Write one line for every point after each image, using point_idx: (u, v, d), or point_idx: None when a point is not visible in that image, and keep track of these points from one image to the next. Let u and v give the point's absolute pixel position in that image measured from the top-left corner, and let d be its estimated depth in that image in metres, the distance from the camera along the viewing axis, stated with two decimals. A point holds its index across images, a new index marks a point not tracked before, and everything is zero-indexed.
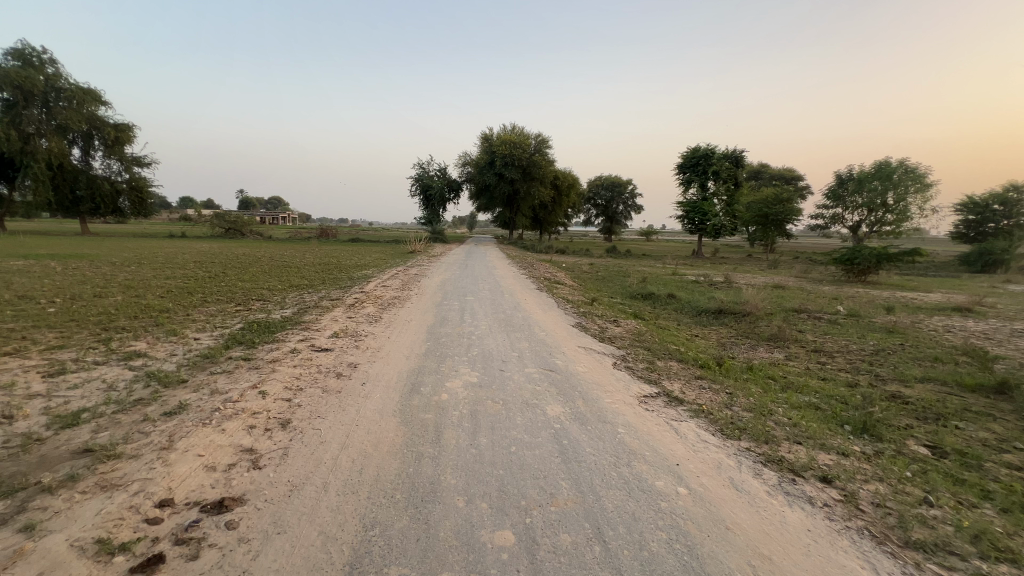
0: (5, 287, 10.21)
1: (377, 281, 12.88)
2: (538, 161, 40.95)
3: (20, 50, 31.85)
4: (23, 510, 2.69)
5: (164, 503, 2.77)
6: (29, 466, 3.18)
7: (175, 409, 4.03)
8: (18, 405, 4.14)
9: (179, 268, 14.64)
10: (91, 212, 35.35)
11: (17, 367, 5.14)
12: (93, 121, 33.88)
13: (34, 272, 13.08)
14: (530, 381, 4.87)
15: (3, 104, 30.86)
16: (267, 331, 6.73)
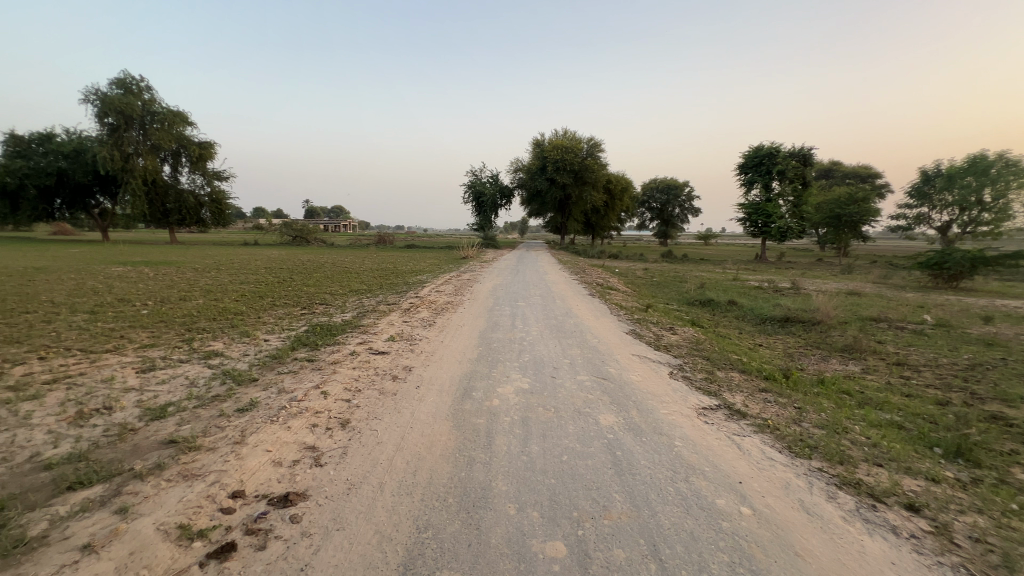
0: (108, 291, 11.47)
1: (431, 286, 13.23)
2: (591, 165, 40.62)
3: (122, 79, 35.72)
4: (118, 493, 2.97)
5: (236, 494, 2.97)
6: (123, 453, 3.52)
7: (247, 406, 4.32)
8: (116, 397, 4.61)
9: (253, 274, 15.81)
10: (178, 222, 38.96)
11: (117, 362, 5.74)
12: (181, 141, 37.33)
13: (131, 277, 14.59)
14: (582, 389, 4.79)
15: (109, 128, 34.77)
16: (329, 334, 7.08)
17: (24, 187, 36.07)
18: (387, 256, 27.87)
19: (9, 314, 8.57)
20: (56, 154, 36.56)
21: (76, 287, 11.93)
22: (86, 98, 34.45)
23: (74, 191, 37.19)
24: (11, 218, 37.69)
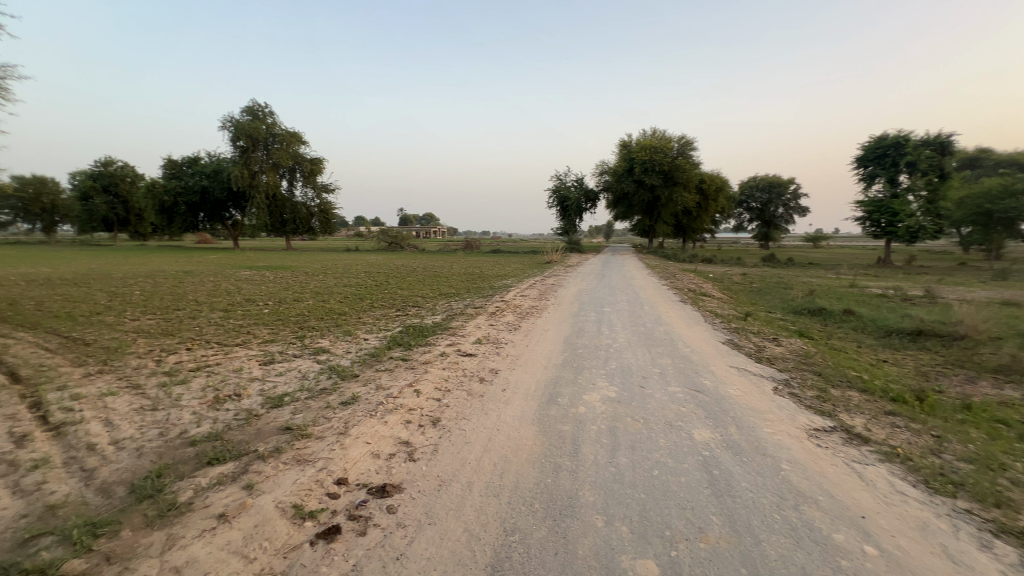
0: (239, 292, 13.16)
1: (516, 291, 13.43)
2: (681, 164, 38.79)
3: (252, 107, 40.92)
4: (246, 470, 3.38)
5: (340, 481, 3.22)
6: (250, 436, 4.00)
7: (350, 400, 4.68)
8: (244, 386, 5.27)
9: (354, 278, 17.24)
10: (293, 231, 43.66)
11: (245, 355, 6.55)
12: (297, 158, 41.82)
13: (257, 280, 16.64)
14: (673, 401, 4.55)
15: (241, 150, 40.01)
16: (421, 335, 7.47)
17: (177, 204, 42.73)
18: (473, 262, 28.85)
19: (166, 310, 10.18)
20: (201, 175, 42.86)
21: (214, 289, 13.86)
22: (224, 126, 39.98)
23: (213, 206, 43.26)
24: (168, 230, 44.83)
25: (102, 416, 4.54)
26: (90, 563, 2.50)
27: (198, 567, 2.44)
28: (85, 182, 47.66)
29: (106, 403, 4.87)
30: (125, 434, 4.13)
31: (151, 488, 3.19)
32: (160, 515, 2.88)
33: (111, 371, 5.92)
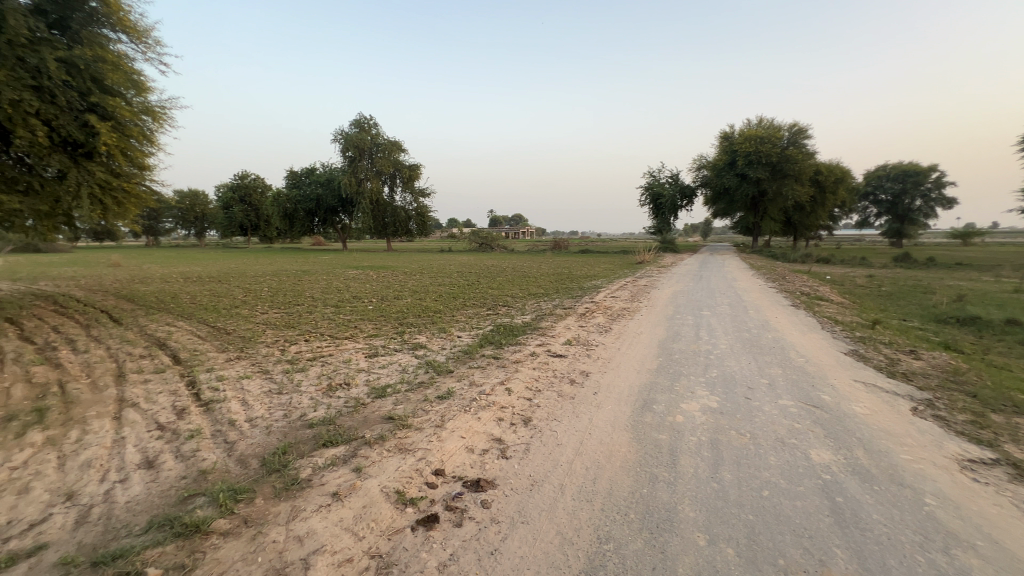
0: (348, 290, 14.44)
1: (606, 291, 13.13)
2: (792, 155, 35.28)
3: (359, 120, 44.67)
4: (355, 454, 3.68)
5: (438, 471, 3.37)
6: (358, 422, 4.35)
7: (446, 394, 4.90)
8: (353, 376, 5.75)
9: (448, 277, 18.07)
10: (393, 234, 46.86)
11: (353, 347, 7.16)
12: (397, 165, 44.78)
13: (363, 278, 18.16)
14: (785, 416, 4.14)
15: (350, 160, 43.87)
16: (512, 334, 7.61)
17: (297, 211, 48.00)
18: (562, 262, 28.69)
19: (288, 305, 11.47)
20: (317, 184, 47.74)
21: (327, 287, 15.34)
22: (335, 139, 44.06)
23: (326, 212, 47.93)
24: (289, 235, 50.53)
25: (239, 396, 5.24)
26: (232, 524, 2.88)
27: (316, 538, 2.70)
28: (227, 194, 55.42)
29: (242, 385, 5.60)
30: (257, 413, 4.73)
31: (278, 463, 3.60)
32: (285, 488, 3.24)
33: (247, 357, 6.82)
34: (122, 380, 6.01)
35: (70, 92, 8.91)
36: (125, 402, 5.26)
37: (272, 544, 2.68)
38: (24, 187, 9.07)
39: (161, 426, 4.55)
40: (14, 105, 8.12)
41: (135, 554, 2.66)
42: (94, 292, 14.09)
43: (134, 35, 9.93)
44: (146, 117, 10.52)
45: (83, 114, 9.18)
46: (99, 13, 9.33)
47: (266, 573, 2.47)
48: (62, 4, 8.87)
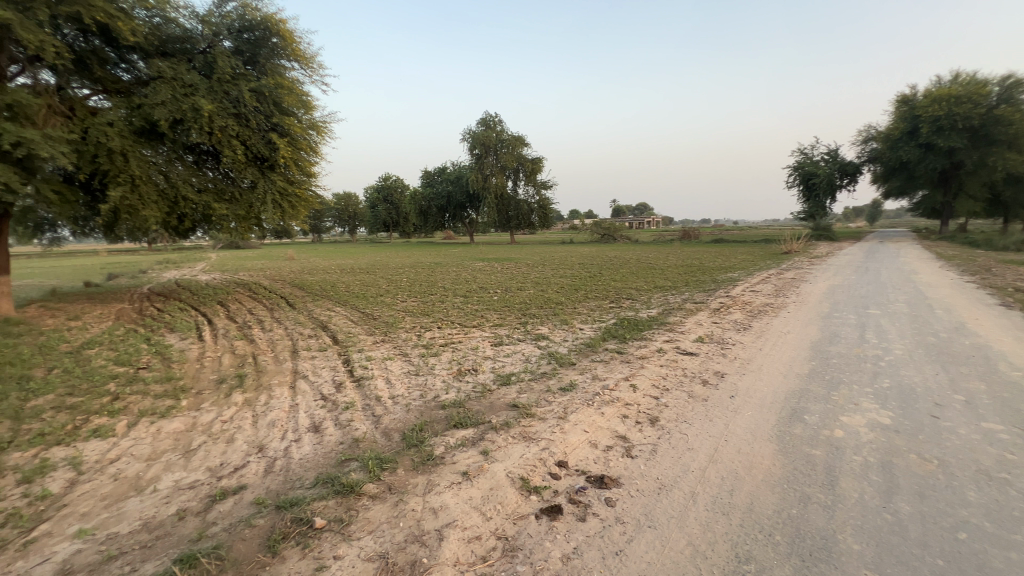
0: (476, 281, 15.26)
1: (744, 285, 11.91)
2: (1003, 115, 28.06)
3: (485, 118, 46.74)
4: (482, 438, 3.87)
5: (561, 463, 3.38)
6: (484, 407, 4.57)
7: (568, 386, 4.89)
8: (480, 363, 6.07)
9: (571, 269, 18.01)
10: (516, 227, 48.22)
11: (480, 335, 7.56)
12: (520, 159, 45.78)
13: (489, 270, 19.05)
14: (992, 442, 3.31)
15: (477, 157, 46.19)
16: (636, 328, 7.32)
17: (430, 207, 52.05)
18: (692, 253, 26.77)
19: (424, 295, 12.52)
20: (448, 182, 51.26)
21: (458, 278, 16.37)
22: (464, 138, 46.73)
23: (456, 207, 51.21)
24: (424, 230, 55.06)
25: (385, 375, 5.89)
26: (379, 489, 3.25)
27: (448, 512, 2.91)
28: (373, 194, 62.51)
29: (386, 366, 6.28)
30: (399, 391, 5.26)
31: (416, 439, 3.95)
32: (421, 462, 3.55)
33: (391, 341, 7.62)
34: (296, 355, 7.17)
35: (259, 116, 10.79)
36: (298, 374, 6.26)
37: (411, 512, 2.95)
38: (229, 197, 11.27)
39: (324, 397, 5.32)
40: (222, 130, 10.14)
41: (306, 503, 3.15)
42: (276, 281, 16.96)
43: (303, 62, 11.59)
44: (312, 132, 12.28)
45: (267, 133, 11.03)
46: (278, 47, 11.08)
47: (406, 537, 2.72)
48: (253, 44, 10.78)
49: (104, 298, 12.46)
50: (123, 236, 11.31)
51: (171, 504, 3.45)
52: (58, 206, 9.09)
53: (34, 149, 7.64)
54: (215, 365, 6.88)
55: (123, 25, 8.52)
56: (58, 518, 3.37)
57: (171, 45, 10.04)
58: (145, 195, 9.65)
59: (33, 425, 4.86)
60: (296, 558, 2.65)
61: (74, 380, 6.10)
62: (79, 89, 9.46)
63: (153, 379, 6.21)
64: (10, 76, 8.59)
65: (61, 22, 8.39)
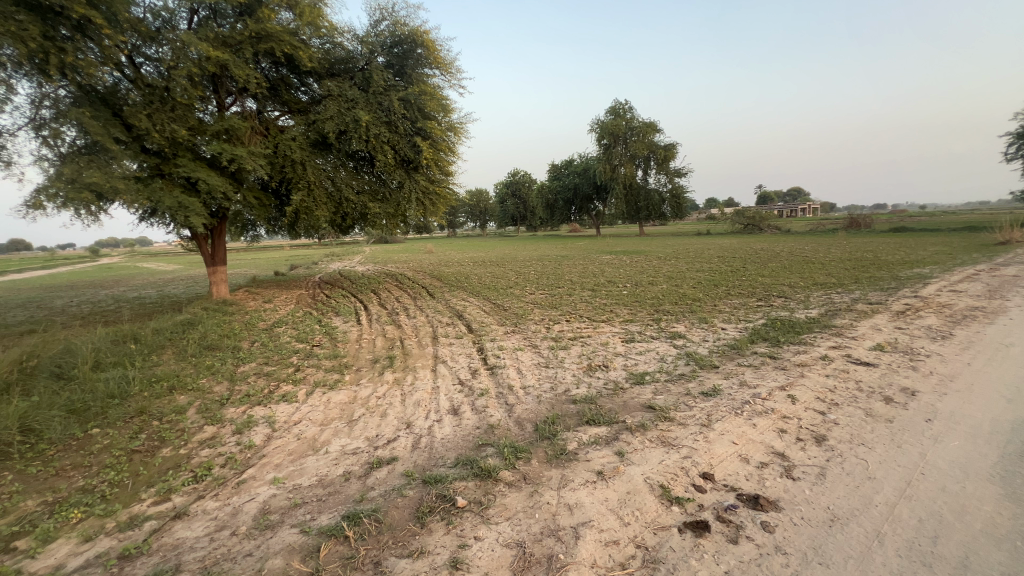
0: (603, 274, 14.91)
1: (941, 284, 9.71)
2: None
3: (615, 107, 45.35)
4: (616, 438, 3.74)
5: (707, 475, 3.10)
6: (617, 406, 4.42)
7: (711, 391, 4.49)
8: (611, 359, 5.91)
9: (710, 263, 16.53)
10: (646, 218, 45.94)
11: (610, 330, 7.36)
12: (652, 147, 43.42)
13: (618, 263, 18.46)
14: None
15: (605, 147, 45.16)
16: (792, 330, 6.45)
17: (557, 201, 52.29)
18: (865, 244, 22.59)
19: (552, 288, 12.59)
20: (575, 174, 51.02)
21: (585, 271, 16.17)
22: (592, 129, 45.96)
23: (582, 200, 50.76)
24: (550, 223, 55.61)
25: (516, 365, 6.07)
26: (515, 477, 3.33)
27: (584, 511, 2.85)
28: (502, 189, 65.10)
29: (517, 356, 6.45)
30: (530, 382, 5.37)
31: (548, 432, 3.98)
32: (555, 455, 3.55)
33: (520, 332, 7.83)
34: (436, 341, 7.78)
35: (406, 122, 11.85)
36: (438, 359, 6.78)
37: (547, 505, 2.96)
38: (381, 197, 12.61)
39: (461, 382, 5.67)
40: (376, 138, 11.38)
41: (449, 482, 3.37)
42: (418, 272, 18.63)
43: (444, 69, 12.41)
44: (450, 133, 13.09)
45: (412, 137, 12.06)
46: (422, 57, 12.01)
47: (542, 529, 2.74)
48: (401, 56, 11.86)
49: (288, 285, 14.97)
50: (301, 234, 13.41)
51: (339, 465, 3.97)
52: (258, 210, 11.15)
53: (243, 163, 9.46)
54: (371, 346, 7.81)
55: (303, 53, 10.03)
56: (259, 466, 4.11)
57: (337, 66, 11.53)
58: (318, 198, 11.29)
59: (242, 387, 6.03)
60: (442, 533, 2.84)
61: (269, 352, 7.43)
62: (272, 111, 11.44)
63: (324, 355, 7.27)
64: (227, 106, 10.72)
65: (260, 57, 10.19)
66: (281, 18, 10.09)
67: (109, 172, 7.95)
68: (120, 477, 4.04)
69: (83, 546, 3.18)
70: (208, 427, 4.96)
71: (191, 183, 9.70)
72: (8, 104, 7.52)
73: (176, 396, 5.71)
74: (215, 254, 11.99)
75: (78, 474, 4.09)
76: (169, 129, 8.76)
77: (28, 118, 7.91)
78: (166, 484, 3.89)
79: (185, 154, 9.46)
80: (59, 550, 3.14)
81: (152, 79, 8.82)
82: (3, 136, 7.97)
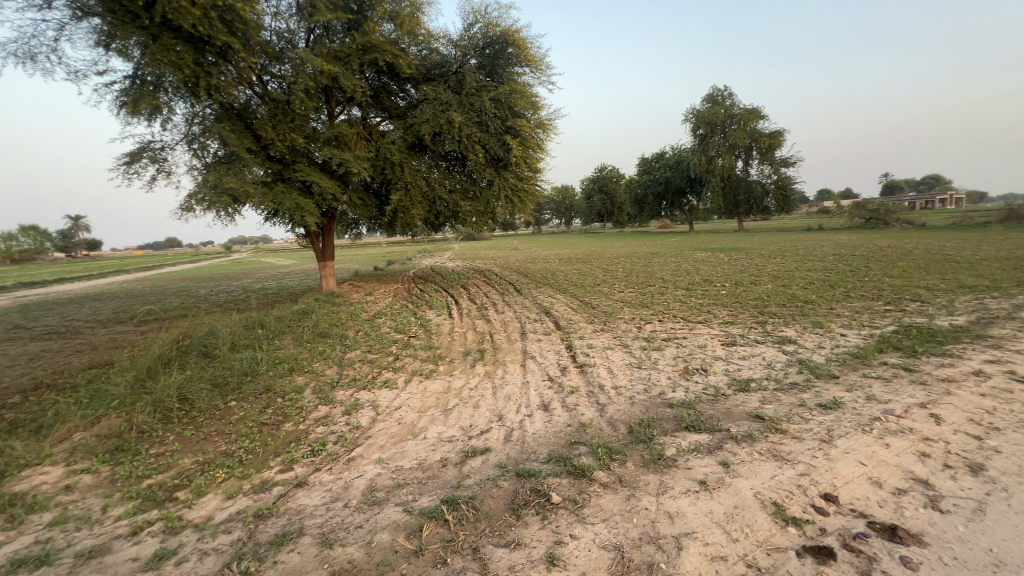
0: (698, 273, 14.06)
1: None
2: None
3: (712, 94, 42.57)
4: (719, 447, 3.51)
5: (829, 497, 2.79)
6: (719, 413, 4.15)
7: (831, 404, 4.03)
8: (710, 362, 5.56)
9: (823, 261, 14.90)
10: (746, 212, 42.58)
11: (707, 333, 6.92)
12: (754, 135, 40.12)
13: (714, 261, 17.30)
14: None
15: (701, 138, 42.58)
16: (933, 340, 5.58)
17: (647, 195, 50.37)
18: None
19: (642, 286, 12.15)
20: (666, 167, 48.74)
21: (677, 269, 15.39)
22: (686, 119, 43.57)
23: (674, 193, 48.41)
24: (639, 219, 53.81)
25: (606, 364, 5.94)
26: (610, 479, 3.26)
27: (687, 521, 2.71)
28: (589, 185, 64.11)
29: (607, 355, 6.31)
30: (622, 382, 5.23)
31: (644, 435, 3.84)
32: (652, 460, 3.42)
33: (609, 331, 7.66)
34: (524, 337, 7.87)
35: (496, 121, 12.07)
36: (527, 354, 6.85)
37: (645, 510, 2.86)
38: (472, 195, 12.99)
39: (551, 378, 5.69)
40: (468, 138, 11.74)
41: (543, 477, 3.39)
42: (505, 269, 18.98)
43: (534, 66, 12.44)
44: (539, 130, 13.13)
45: (502, 136, 12.26)
46: (513, 56, 12.15)
47: (641, 535, 2.65)
48: (493, 57, 12.12)
49: (386, 279, 16.05)
50: (399, 232, 14.27)
51: (437, 451, 4.18)
52: (361, 209, 12.06)
53: (349, 166, 10.28)
54: (462, 339, 8.11)
55: (403, 61, 10.65)
56: (365, 446, 4.46)
57: (433, 71, 12.06)
58: (414, 197, 11.92)
59: (349, 371, 6.59)
60: (537, 527, 2.86)
61: (371, 341, 8.04)
62: (374, 118, 12.28)
63: (420, 346, 7.69)
64: (336, 115, 11.70)
65: (365, 67, 10.99)
66: (384, 29, 10.78)
67: (242, 178, 9.09)
68: (253, 445, 4.61)
69: (227, 502, 3.68)
70: (322, 406, 5.48)
71: (307, 185, 10.74)
72: (169, 123, 8.90)
73: (296, 376, 6.40)
74: (325, 251, 13.19)
75: (221, 439, 4.74)
76: (289, 138, 9.79)
77: (183, 133, 9.30)
78: (290, 455, 4.36)
79: (302, 160, 10.50)
80: (209, 504, 3.66)
81: (276, 94, 9.84)
82: (165, 150, 9.44)
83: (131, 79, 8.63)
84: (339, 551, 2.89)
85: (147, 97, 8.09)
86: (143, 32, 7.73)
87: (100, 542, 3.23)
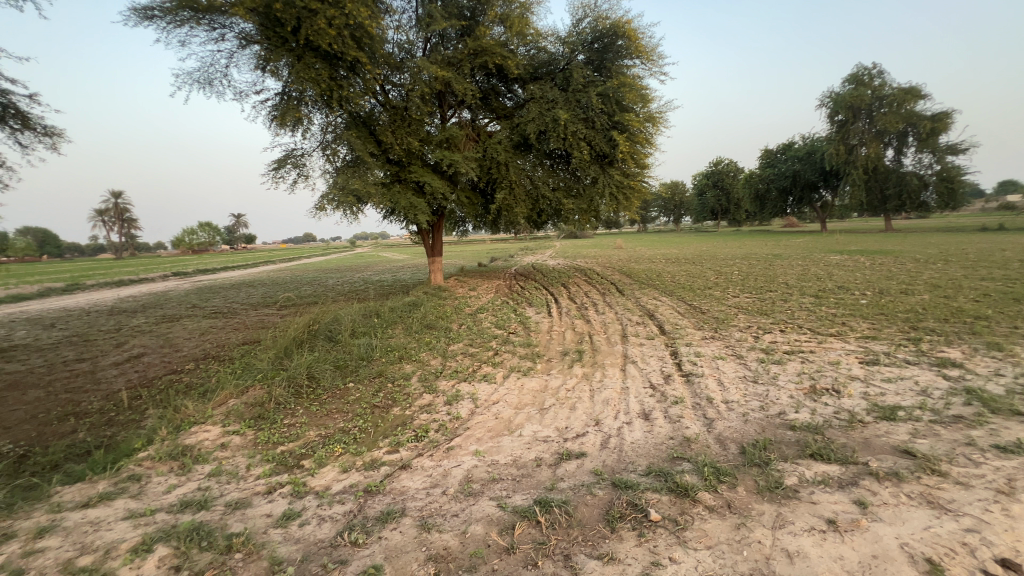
0: (830, 278, 12.36)
1: None
2: None
3: (855, 74, 37.22)
4: (854, 483, 3.02)
5: (1008, 563, 2.25)
6: (855, 443, 3.57)
7: (1013, 447, 3.25)
8: (843, 383, 4.83)
9: (1004, 269, 12.18)
10: (896, 208, 36.59)
11: (841, 348, 6.04)
12: (911, 119, 34.21)
13: (853, 266, 15.06)
14: None
15: (839, 125, 37.50)
16: None
17: (769, 191, 45.70)
18: None
19: (761, 291, 11.02)
20: (794, 159, 43.70)
21: (804, 273, 13.69)
22: (821, 103, 38.58)
23: (803, 188, 43.26)
24: (759, 216, 49.02)
25: (716, 375, 5.47)
26: (717, 502, 2.98)
27: (810, 564, 2.37)
28: (702, 181, 60.00)
29: (717, 365, 5.81)
30: (734, 397, 4.76)
31: (759, 458, 3.45)
32: (768, 488, 3.06)
33: (720, 339, 7.05)
34: (625, 340, 7.58)
35: (603, 116, 11.75)
36: (628, 358, 6.57)
37: (757, 543, 2.57)
38: (574, 192, 12.83)
39: (652, 386, 5.39)
40: (574, 134, 11.57)
41: (640, 490, 3.21)
42: (606, 268, 18.50)
43: (645, 57, 11.91)
44: (648, 124, 12.53)
45: (609, 131, 11.89)
46: (622, 48, 11.76)
47: (752, 571, 2.38)
48: (601, 51, 11.86)
49: (489, 275, 16.56)
50: (502, 230, 14.62)
51: (532, 450, 4.18)
52: (468, 208, 12.56)
53: (458, 166, 10.74)
54: (560, 338, 8.07)
55: (511, 61, 10.86)
56: (464, 437, 4.62)
57: (540, 69, 12.12)
58: (517, 195, 12.11)
59: (452, 363, 6.90)
60: (632, 543, 2.72)
61: (473, 335, 8.34)
62: (483, 119, 12.71)
63: (518, 343, 7.80)
64: (448, 118, 12.33)
65: (475, 71, 11.41)
66: (494, 32, 11.06)
67: (365, 180, 9.97)
68: (366, 425, 5.03)
69: (342, 475, 4.06)
70: (426, 394, 5.81)
71: (420, 185, 11.45)
72: (308, 132, 10.08)
73: (404, 364, 6.87)
74: (434, 247, 13.98)
75: (340, 417, 5.25)
76: (406, 142, 10.51)
77: (319, 141, 10.48)
78: (396, 438, 4.68)
79: (416, 162, 11.21)
80: (328, 475, 4.07)
81: (396, 101, 10.63)
82: (305, 156, 10.73)
83: (281, 95, 9.93)
84: (435, 536, 3.02)
85: (292, 110, 9.23)
86: (290, 54, 8.81)
87: (243, 496, 3.75)
